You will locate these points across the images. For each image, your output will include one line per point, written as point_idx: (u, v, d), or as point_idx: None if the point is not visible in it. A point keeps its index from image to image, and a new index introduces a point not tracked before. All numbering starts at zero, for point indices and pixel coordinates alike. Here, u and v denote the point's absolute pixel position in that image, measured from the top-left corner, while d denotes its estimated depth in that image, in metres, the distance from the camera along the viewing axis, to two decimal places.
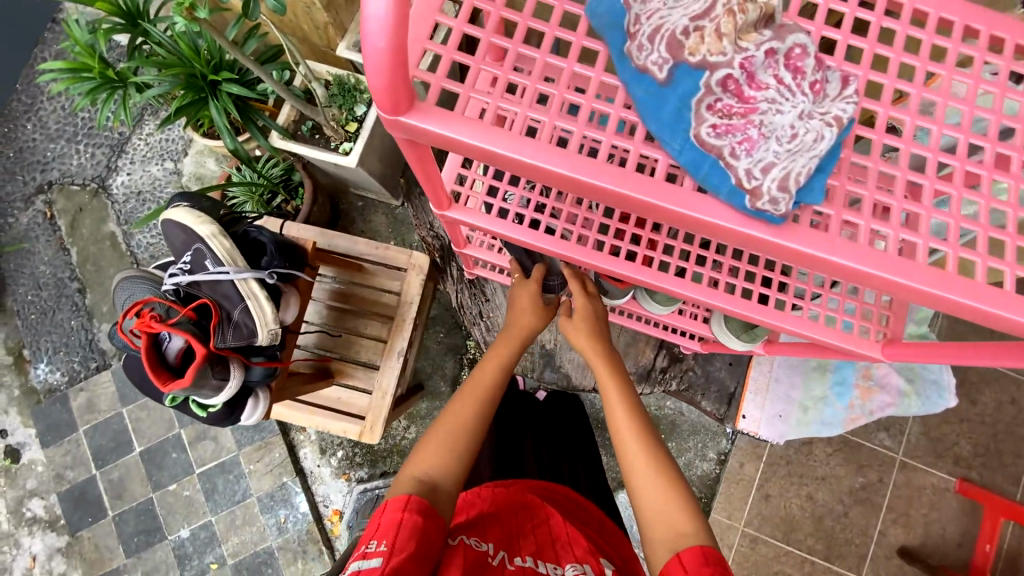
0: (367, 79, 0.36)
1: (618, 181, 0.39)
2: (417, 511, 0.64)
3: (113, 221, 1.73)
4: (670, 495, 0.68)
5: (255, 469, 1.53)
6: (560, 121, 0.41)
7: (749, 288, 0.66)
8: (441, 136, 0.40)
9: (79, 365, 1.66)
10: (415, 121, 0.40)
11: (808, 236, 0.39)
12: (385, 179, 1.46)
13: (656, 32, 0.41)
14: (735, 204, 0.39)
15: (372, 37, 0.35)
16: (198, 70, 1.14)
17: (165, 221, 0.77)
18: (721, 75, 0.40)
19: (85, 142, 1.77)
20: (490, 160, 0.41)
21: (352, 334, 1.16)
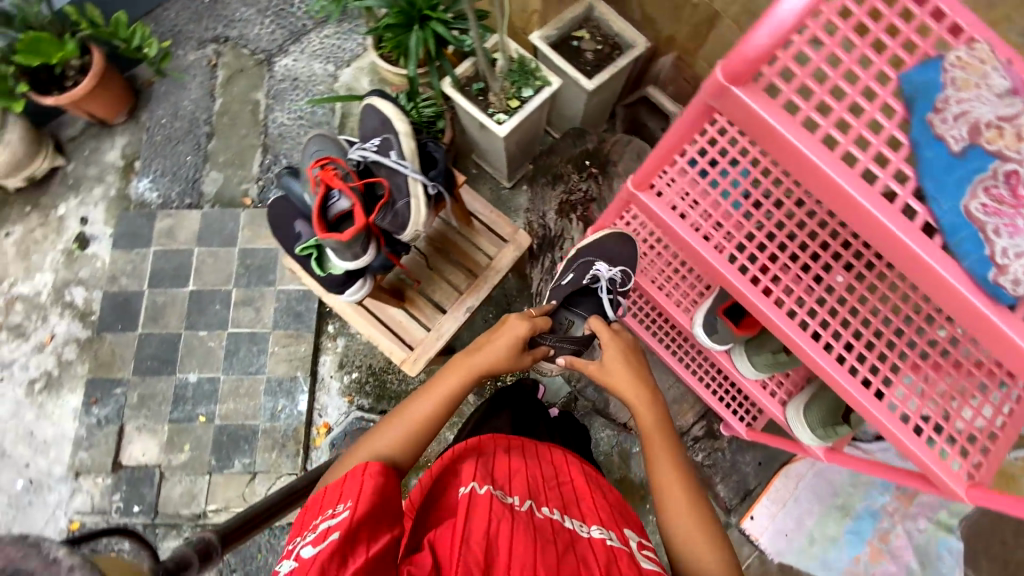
0: (740, 50, 0.47)
1: (891, 219, 0.50)
2: (376, 474, 0.69)
3: (262, 91, 1.89)
4: (706, 539, 0.70)
5: (278, 353, 1.61)
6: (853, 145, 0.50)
7: (870, 375, 0.67)
8: (757, 112, 0.50)
9: (175, 195, 1.79)
10: (742, 93, 0.50)
11: (978, 295, 0.51)
12: (512, 159, 1.57)
13: (963, 115, 0.52)
14: (977, 272, 0.50)
15: (763, 31, 0.46)
16: (418, 2, 1.27)
17: (369, 105, 0.87)
18: (1008, 168, 0.50)
19: (271, 19, 1.95)
20: (788, 156, 0.52)
21: (437, 274, 1.24)
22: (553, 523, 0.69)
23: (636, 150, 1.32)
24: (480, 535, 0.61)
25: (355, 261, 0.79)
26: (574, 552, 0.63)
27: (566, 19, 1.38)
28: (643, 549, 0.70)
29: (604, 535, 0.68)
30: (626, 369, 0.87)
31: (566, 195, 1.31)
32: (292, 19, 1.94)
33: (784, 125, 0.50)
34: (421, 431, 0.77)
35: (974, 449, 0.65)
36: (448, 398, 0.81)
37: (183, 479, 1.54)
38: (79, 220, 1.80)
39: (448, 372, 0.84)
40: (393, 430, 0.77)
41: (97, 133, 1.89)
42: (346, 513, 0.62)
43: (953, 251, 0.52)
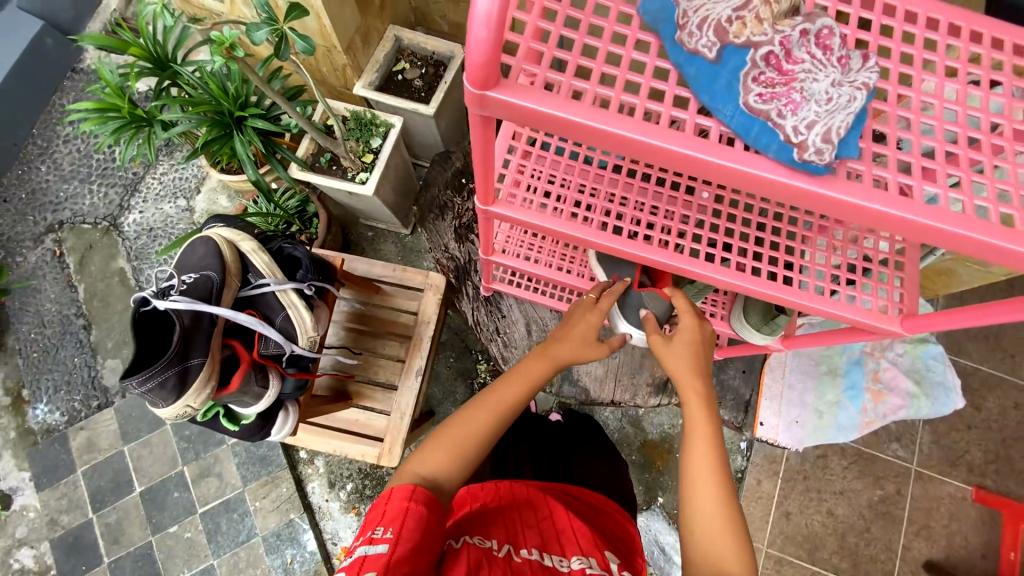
0: (467, 49, 0.34)
1: (713, 153, 0.36)
2: (422, 502, 0.64)
3: (122, 257, 1.75)
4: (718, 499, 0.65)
5: (262, 506, 1.48)
6: (629, 93, 0.38)
7: (776, 269, 0.62)
8: (526, 111, 0.37)
9: (80, 403, 1.62)
10: (504, 97, 0.36)
11: (848, 187, 0.36)
12: (397, 209, 1.53)
13: (700, 20, 0.37)
14: (782, 158, 0.35)
15: (476, 26, 0.33)
16: (225, 108, 1.22)
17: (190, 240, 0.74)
18: (763, 53, 0.36)
19: (98, 183, 1.81)
20: (583, 140, 0.38)
21: (372, 356, 1.17)
22: (532, 564, 0.66)
23: None
24: None
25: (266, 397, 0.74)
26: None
27: (381, 61, 1.37)
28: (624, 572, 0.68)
29: (584, 565, 0.65)
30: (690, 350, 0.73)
31: (458, 220, 1.26)
32: (121, 174, 1.82)
33: (563, 114, 0.36)
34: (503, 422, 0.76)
35: (890, 284, 0.63)
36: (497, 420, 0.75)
37: None
38: None
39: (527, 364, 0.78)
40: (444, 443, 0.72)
41: None
42: (387, 545, 0.58)
43: (755, 152, 0.36)
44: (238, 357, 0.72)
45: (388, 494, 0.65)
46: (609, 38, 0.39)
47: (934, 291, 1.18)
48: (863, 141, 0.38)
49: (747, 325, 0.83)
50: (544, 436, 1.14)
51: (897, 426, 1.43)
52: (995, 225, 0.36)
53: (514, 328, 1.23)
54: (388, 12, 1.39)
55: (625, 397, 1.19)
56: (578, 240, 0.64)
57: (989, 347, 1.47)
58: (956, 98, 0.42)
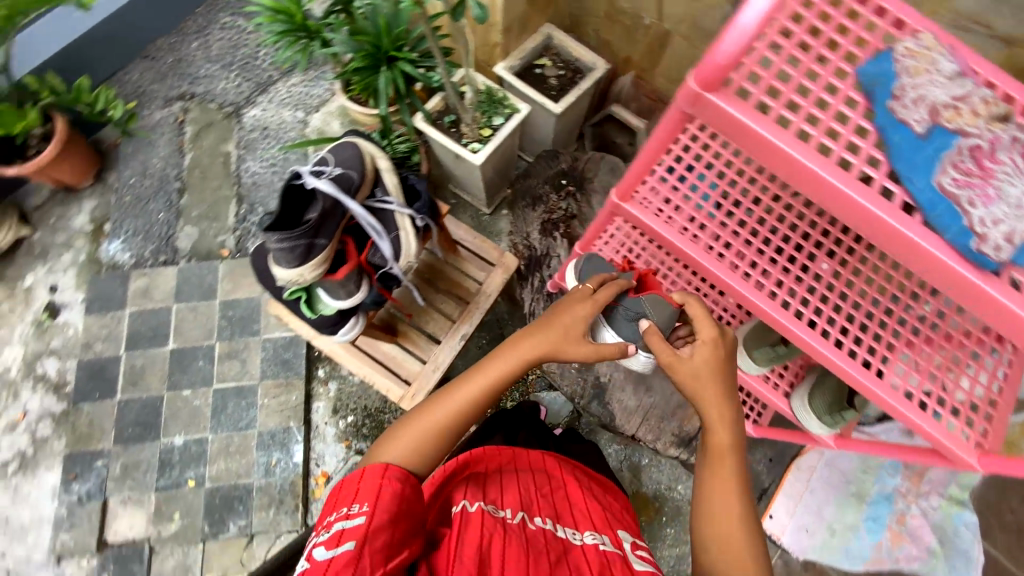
0: (713, 53, 0.46)
1: (887, 211, 0.47)
2: (394, 479, 0.70)
3: (232, 142, 1.89)
4: (741, 524, 0.69)
5: (267, 405, 1.55)
6: (833, 129, 0.48)
7: (862, 351, 0.69)
8: (732, 120, 0.49)
9: (149, 253, 1.75)
10: (720, 102, 0.48)
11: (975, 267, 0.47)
12: (489, 188, 1.60)
13: (920, 99, 0.49)
14: (961, 242, 0.47)
15: (727, 43, 0.45)
16: (383, 44, 1.32)
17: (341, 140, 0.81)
18: (970, 143, 0.48)
19: (237, 72, 1.97)
20: (773, 160, 0.50)
21: (427, 305, 1.23)
22: (546, 532, 0.75)
23: (610, 164, 1.36)
24: (479, 557, 0.64)
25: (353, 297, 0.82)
26: (567, 562, 0.69)
27: (527, 50, 1.45)
28: (637, 550, 0.76)
29: (597, 542, 0.74)
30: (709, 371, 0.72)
31: (546, 215, 1.33)
32: (258, 71, 1.97)
33: (767, 131, 0.48)
34: (455, 427, 0.77)
35: (978, 418, 0.66)
36: (459, 414, 0.77)
37: (175, 551, 1.45)
38: (48, 289, 1.74)
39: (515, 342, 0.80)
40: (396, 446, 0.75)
41: (63, 198, 1.84)
42: (364, 518, 0.63)
43: (931, 225, 0.48)
44: (346, 255, 0.80)
45: (364, 473, 0.70)
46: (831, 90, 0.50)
47: None
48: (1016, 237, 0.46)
49: (809, 411, 0.82)
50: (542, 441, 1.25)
51: None
52: None
53: None
54: (550, 10, 1.47)
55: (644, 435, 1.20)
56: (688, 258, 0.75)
57: None
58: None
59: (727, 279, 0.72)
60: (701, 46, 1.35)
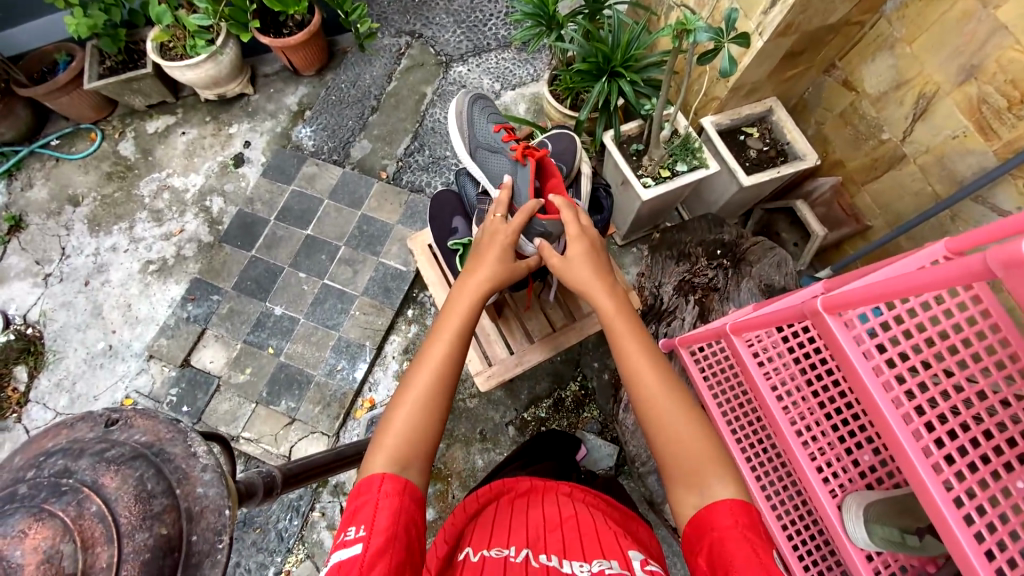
0: None
1: None
2: (387, 493, 0.67)
3: (431, 87, 2.06)
4: (686, 415, 0.70)
5: (357, 318, 1.68)
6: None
7: None
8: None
9: (327, 149, 1.97)
10: None
11: None
12: (637, 225, 1.58)
13: None
14: None
15: None
16: (614, 57, 1.36)
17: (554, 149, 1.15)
18: None
19: (463, 31, 2.14)
20: None
21: (537, 305, 1.27)
22: (550, 572, 0.65)
23: (777, 258, 1.28)
24: None
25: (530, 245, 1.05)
26: None
27: (743, 114, 1.41)
28: (648, 567, 0.66)
29: (604, 569, 0.64)
30: (584, 258, 0.88)
31: (687, 275, 1.29)
32: (481, 36, 2.13)
33: None
34: (443, 373, 0.77)
35: None
36: (449, 350, 0.80)
37: (232, 398, 1.63)
38: (243, 143, 2.03)
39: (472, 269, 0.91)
40: (389, 434, 0.73)
41: (287, 77, 2.14)
42: (360, 545, 0.62)
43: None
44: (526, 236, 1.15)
45: (362, 487, 0.68)
46: None
47: None
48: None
49: None
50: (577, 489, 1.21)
51: None
52: None
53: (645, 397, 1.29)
54: (784, 86, 1.41)
55: None
56: (863, 395, 0.60)
57: None
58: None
59: (895, 431, 0.57)
60: (936, 186, 1.22)
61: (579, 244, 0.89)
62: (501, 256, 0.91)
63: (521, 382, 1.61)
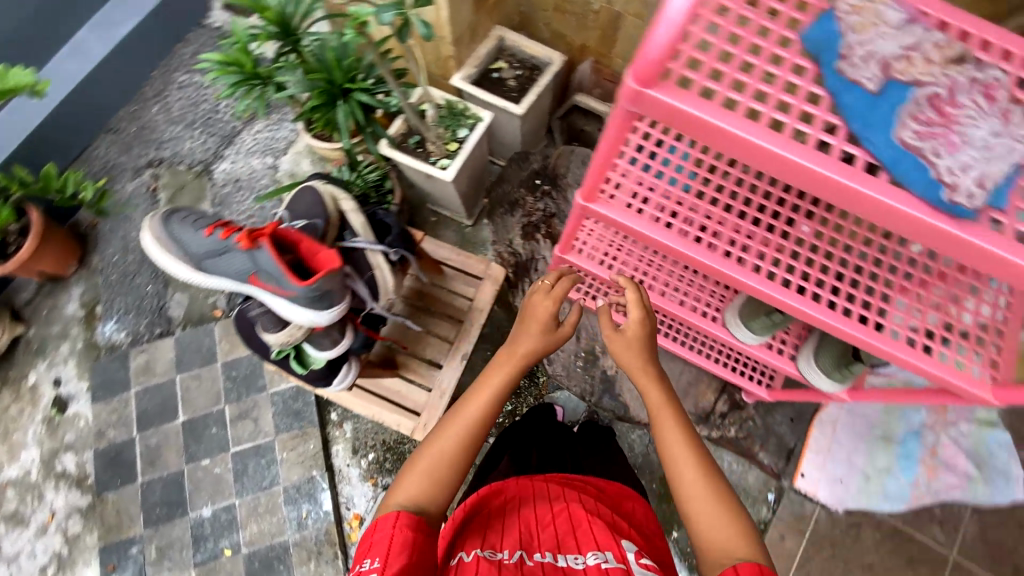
0: (648, 49, 0.44)
1: (840, 172, 0.45)
2: (406, 527, 0.67)
3: (206, 201, 1.84)
4: (705, 474, 0.71)
5: (287, 458, 1.54)
6: (786, 113, 0.48)
7: (855, 309, 0.70)
8: (676, 110, 0.47)
9: (145, 329, 1.74)
10: (660, 95, 0.47)
11: (979, 231, 0.44)
12: (467, 199, 1.55)
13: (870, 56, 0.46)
14: (929, 196, 0.44)
15: (661, 34, 0.43)
16: (335, 78, 1.28)
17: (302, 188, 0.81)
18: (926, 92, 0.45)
19: (200, 129, 1.92)
20: (711, 136, 0.48)
21: (422, 332, 1.21)
22: (546, 568, 0.68)
23: (581, 157, 1.34)
24: None
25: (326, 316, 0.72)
26: None
27: (481, 56, 1.42)
28: (642, 559, 0.69)
29: (600, 561, 0.66)
30: (637, 343, 0.81)
31: (526, 219, 1.34)
32: (221, 124, 1.92)
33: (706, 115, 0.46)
34: (457, 462, 0.76)
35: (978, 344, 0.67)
36: (471, 423, 0.78)
37: None
38: (53, 383, 1.73)
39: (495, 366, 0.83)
40: (412, 472, 0.75)
41: (51, 289, 1.83)
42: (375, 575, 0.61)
43: (904, 182, 0.45)
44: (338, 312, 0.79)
45: (378, 524, 0.68)
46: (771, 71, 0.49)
47: None
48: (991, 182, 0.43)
49: (816, 369, 0.80)
50: (551, 447, 1.23)
51: (943, 510, 1.36)
52: None
53: None
54: (499, 10, 1.42)
55: None
56: (654, 242, 0.73)
57: None
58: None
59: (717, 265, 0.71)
60: None
61: (639, 326, 0.81)
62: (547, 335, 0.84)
63: None
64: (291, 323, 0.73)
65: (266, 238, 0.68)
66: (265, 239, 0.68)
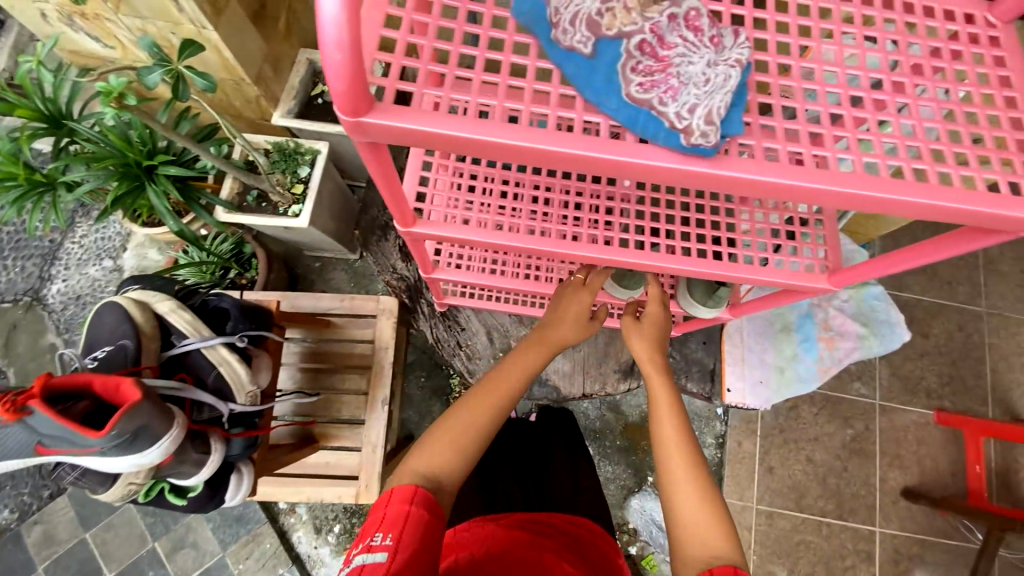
0: (326, 83, 0.32)
1: (585, 146, 0.35)
2: (424, 508, 0.60)
3: (51, 332, 1.60)
4: (690, 465, 0.68)
5: (247, 568, 1.40)
6: (511, 101, 0.37)
7: (718, 248, 0.63)
8: (409, 133, 0.35)
9: (32, 497, 1.45)
10: (378, 120, 0.35)
11: (743, 164, 0.35)
12: (340, 235, 1.45)
13: (576, 16, 0.36)
14: (673, 146, 0.34)
15: (328, 49, 0.31)
16: (131, 158, 1.10)
17: (102, 306, 0.68)
18: (636, 42, 0.36)
19: (13, 256, 1.64)
20: (448, 148, 0.37)
21: (332, 392, 1.12)
22: None
23: None
24: None
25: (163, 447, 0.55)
26: None
27: (296, 86, 1.26)
28: None
29: None
30: (654, 336, 0.81)
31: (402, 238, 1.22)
32: (36, 242, 1.65)
33: (430, 126, 0.35)
34: (478, 435, 0.68)
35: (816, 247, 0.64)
36: (497, 406, 0.70)
37: None
38: None
39: (526, 349, 0.75)
40: (441, 435, 0.67)
41: None
42: (385, 555, 0.55)
43: (646, 143, 0.35)
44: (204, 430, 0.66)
45: (389, 497, 0.61)
46: (486, 48, 0.38)
47: (864, 236, 1.14)
48: (748, 115, 0.38)
49: (692, 301, 0.83)
50: (515, 445, 1.12)
51: (857, 366, 1.51)
52: (905, 182, 0.38)
53: (475, 340, 1.17)
54: (297, 30, 1.28)
55: (595, 388, 1.21)
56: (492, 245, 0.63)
57: (926, 279, 1.56)
58: (841, 60, 0.43)
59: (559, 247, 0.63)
60: None
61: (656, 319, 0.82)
62: (581, 326, 0.77)
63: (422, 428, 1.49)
64: (122, 473, 0.55)
65: (35, 399, 0.49)
66: (34, 402, 0.48)
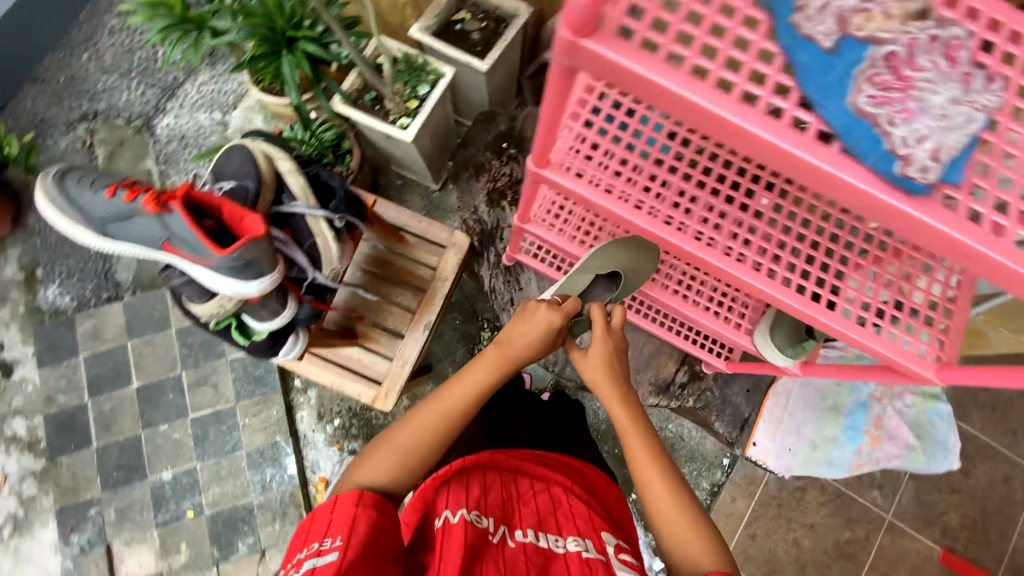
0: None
1: (791, 140, 0.34)
2: (370, 506, 0.63)
3: (150, 158, 1.71)
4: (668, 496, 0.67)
5: (249, 424, 1.52)
6: (726, 73, 0.36)
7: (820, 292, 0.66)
8: (620, 69, 0.35)
9: (91, 293, 1.60)
10: (598, 46, 0.34)
11: (944, 214, 0.34)
12: (431, 159, 1.47)
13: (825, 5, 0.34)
14: (881, 170, 0.33)
15: None
16: (278, 25, 1.14)
17: (232, 148, 0.72)
18: (884, 52, 0.34)
19: (138, 79, 1.74)
20: (648, 98, 0.36)
21: (384, 300, 1.16)
22: (529, 549, 0.67)
23: None
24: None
25: (261, 285, 0.62)
26: None
27: (444, 4, 1.27)
28: (621, 553, 0.67)
29: (581, 550, 0.66)
30: (606, 372, 0.74)
31: (491, 184, 1.23)
32: (161, 73, 1.74)
33: (647, 70, 0.34)
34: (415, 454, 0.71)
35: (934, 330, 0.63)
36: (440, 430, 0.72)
37: None
38: None
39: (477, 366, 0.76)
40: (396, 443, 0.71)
41: None
42: (336, 552, 0.56)
43: (851, 157, 0.34)
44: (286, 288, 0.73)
45: (336, 502, 0.63)
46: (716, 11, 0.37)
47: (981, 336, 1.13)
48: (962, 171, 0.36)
49: (771, 343, 0.84)
50: (540, 414, 1.12)
51: (882, 475, 1.44)
52: None
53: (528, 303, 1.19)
54: None
55: None
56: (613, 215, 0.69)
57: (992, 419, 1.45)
58: None
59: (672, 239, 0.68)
60: None
61: (599, 351, 0.75)
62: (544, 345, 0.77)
63: (441, 365, 1.54)
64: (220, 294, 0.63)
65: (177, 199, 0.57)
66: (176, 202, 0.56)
